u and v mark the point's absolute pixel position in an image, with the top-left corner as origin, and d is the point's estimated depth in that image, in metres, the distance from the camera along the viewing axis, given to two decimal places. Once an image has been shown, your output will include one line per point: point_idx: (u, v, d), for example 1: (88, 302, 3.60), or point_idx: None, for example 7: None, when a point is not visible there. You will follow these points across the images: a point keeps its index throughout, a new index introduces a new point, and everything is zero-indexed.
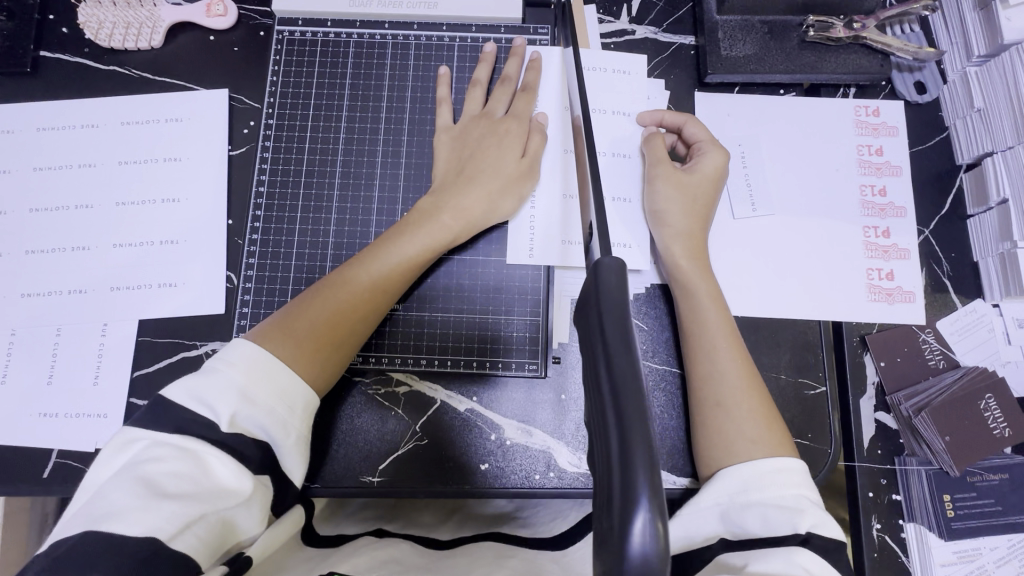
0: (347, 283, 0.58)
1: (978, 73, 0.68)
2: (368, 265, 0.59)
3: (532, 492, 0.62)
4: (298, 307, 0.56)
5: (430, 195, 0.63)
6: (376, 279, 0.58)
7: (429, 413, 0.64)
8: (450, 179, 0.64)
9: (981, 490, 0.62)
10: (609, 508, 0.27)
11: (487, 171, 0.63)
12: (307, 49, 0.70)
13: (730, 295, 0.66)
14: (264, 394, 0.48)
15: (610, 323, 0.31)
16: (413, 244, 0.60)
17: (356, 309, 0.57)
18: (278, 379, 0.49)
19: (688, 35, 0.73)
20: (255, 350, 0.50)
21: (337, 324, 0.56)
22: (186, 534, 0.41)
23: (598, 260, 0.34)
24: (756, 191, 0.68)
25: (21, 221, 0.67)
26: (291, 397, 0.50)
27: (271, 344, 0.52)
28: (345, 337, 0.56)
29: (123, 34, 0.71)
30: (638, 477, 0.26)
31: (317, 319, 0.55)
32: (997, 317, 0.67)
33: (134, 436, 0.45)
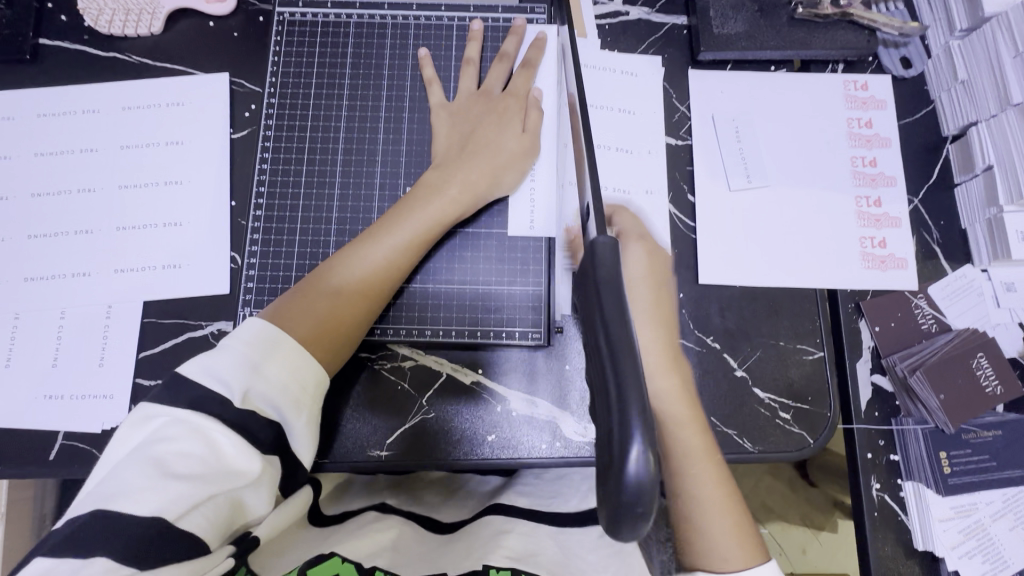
0: (361, 259, 0.59)
1: (960, 46, 0.70)
2: (380, 241, 0.60)
3: (539, 462, 0.63)
4: (317, 286, 0.57)
5: (437, 169, 0.64)
6: (385, 254, 0.59)
7: (436, 386, 0.64)
8: (453, 151, 0.65)
9: (975, 447, 0.63)
10: (609, 444, 0.28)
11: (489, 149, 0.64)
12: (307, 31, 0.71)
13: (727, 265, 0.67)
14: (272, 363, 0.49)
15: (608, 296, 0.31)
16: (420, 219, 0.61)
17: (373, 286, 0.59)
18: (291, 358, 0.50)
19: (680, 15, 0.75)
20: (273, 332, 0.51)
21: (348, 299, 0.57)
22: (193, 514, 0.42)
23: (592, 239, 0.34)
24: (752, 163, 0.70)
25: (24, 206, 0.68)
26: (303, 376, 0.51)
27: (288, 319, 0.54)
28: (363, 315, 0.58)
29: (122, 21, 0.71)
30: (632, 415, 0.28)
31: (332, 294, 0.57)
32: (986, 282, 0.68)
33: (154, 411, 0.45)
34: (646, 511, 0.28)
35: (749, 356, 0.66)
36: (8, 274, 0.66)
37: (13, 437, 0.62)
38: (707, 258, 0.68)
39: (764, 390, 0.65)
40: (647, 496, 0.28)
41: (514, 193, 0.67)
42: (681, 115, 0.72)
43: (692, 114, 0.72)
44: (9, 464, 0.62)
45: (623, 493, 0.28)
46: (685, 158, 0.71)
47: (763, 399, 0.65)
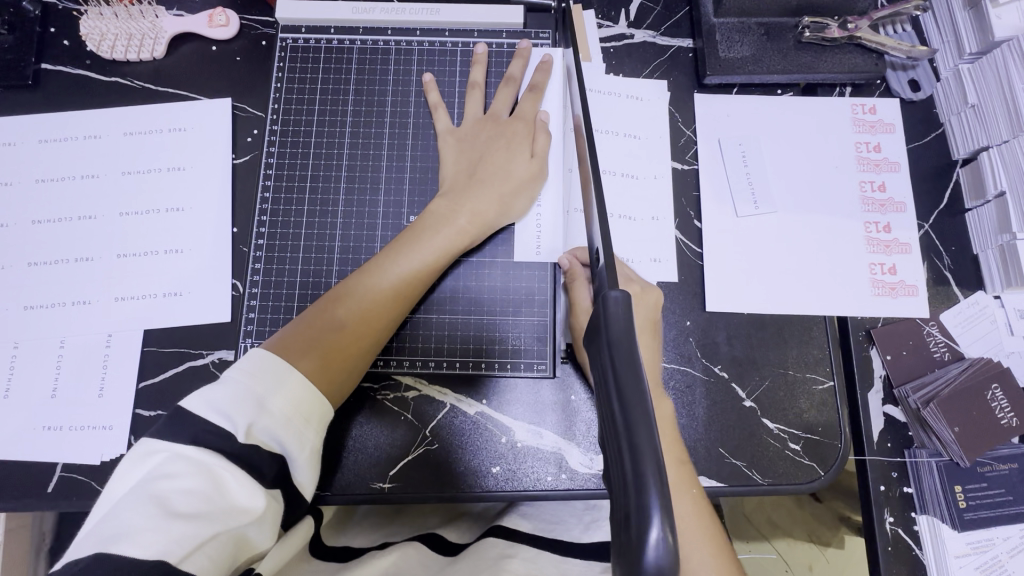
0: (366, 289, 0.58)
1: (971, 70, 0.69)
2: (386, 270, 0.59)
3: (544, 494, 0.62)
4: (321, 316, 0.56)
5: (444, 196, 0.63)
6: (393, 284, 0.59)
7: (440, 417, 0.63)
8: (459, 179, 0.64)
9: (991, 480, 0.61)
10: (628, 523, 0.28)
11: (494, 177, 0.64)
12: (311, 57, 0.71)
13: (735, 292, 0.66)
14: (277, 399, 0.48)
15: (621, 359, 0.31)
16: (427, 248, 0.60)
17: (377, 316, 0.58)
18: (296, 392, 0.49)
19: (686, 38, 0.74)
20: (277, 363, 0.50)
21: (355, 330, 0.56)
22: (198, 554, 0.41)
23: (605, 295, 0.34)
24: (759, 188, 0.69)
25: (24, 233, 0.67)
26: (308, 410, 0.50)
27: (296, 351, 0.53)
28: (367, 346, 0.57)
29: (125, 46, 0.71)
30: (650, 496, 0.27)
31: (340, 324, 0.56)
32: (999, 309, 0.67)
33: (153, 446, 0.44)
34: None
35: (758, 385, 0.65)
36: (7, 302, 0.65)
37: (10, 469, 0.61)
38: (715, 285, 0.67)
39: (773, 420, 0.64)
40: None
41: (519, 220, 0.66)
42: (688, 139, 0.71)
43: (698, 137, 0.71)
44: (6, 497, 0.61)
45: None
46: (692, 183, 0.70)
47: (773, 429, 0.63)
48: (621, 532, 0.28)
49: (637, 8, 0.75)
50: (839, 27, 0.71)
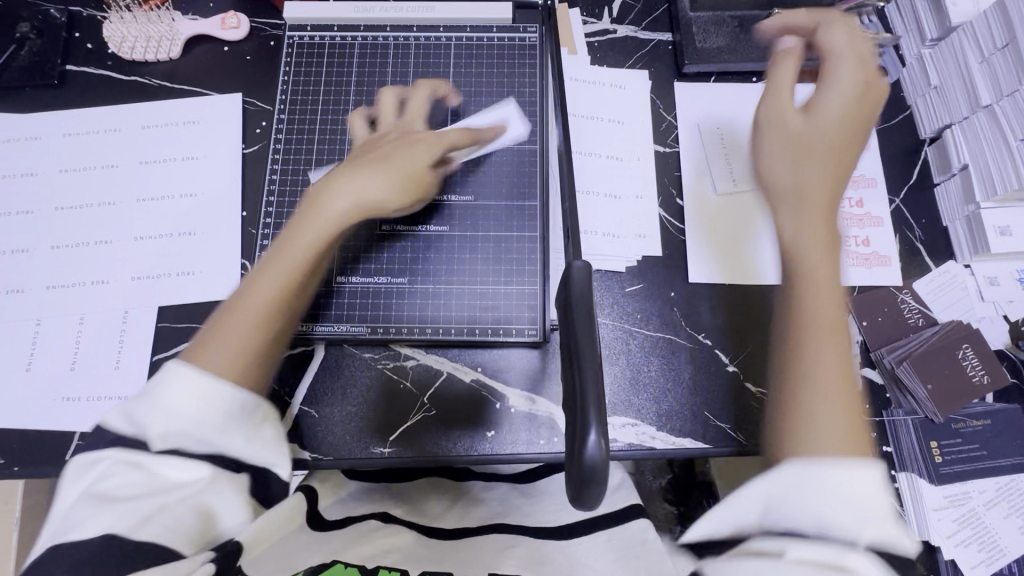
0: (266, 273, 0.55)
1: (932, 54, 0.73)
2: (287, 248, 0.56)
3: (536, 457, 0.64)
4: (228, 310, 0.54)
5: (340, 174, 0.60)
6: (302, 267, 0.56)
7: (438, 385, 0.67)
8: (365, 158, 0.61)
9: (965, 436, 0.64)
10: (573, 431, 0.38)
11: (396, 156, 0.61)
12: (316, 52, 0.76)
13: (716, 263, 0.70)
14: (185, 401, 0.47)
15: (579, 316, 0.40)
16: (319, 223, 0.57)
17: (285, 295, 0.55)
18: (206, 391, 0.48)
19: (666, 32, 0.79)
20: (189, 372, 0.48)
21: (261, 314, 0.54)
22: (151, 524, 0.44)
23: (568, 266, 0.42)
24: (736, 167, 0.73)
25: (49, 218, 0.72)
26: (221, 405, 0.48)
27: (207, 351, 0.51)
28: (277, 328, 0.55)
29: (144, 47, 0.77)
30: (589, 412, 0.37)
31: (248, 318, 0.53)
32: (969, 277, 0.70)
33: (92, 457, 0.45)
34: (601, 478, 0.37)
35: (741, 351, 0.68)
36: (30, 282, 0.69)
37: (31, 437, 0.65)
38: (697, 257, 0.70)
39: (756, 384, 0.67)
40: (600, 473, 0.37)
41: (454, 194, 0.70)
42: (669, 124, 0.76)
43: (679, 122, 0.75)
44: (28, 463, 0.64)
45: (581, 463, 0.37)
46: (673, 164, 0.74)
47: (756, 393, 0.66)
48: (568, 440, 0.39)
49: (619, 6, 0.80)
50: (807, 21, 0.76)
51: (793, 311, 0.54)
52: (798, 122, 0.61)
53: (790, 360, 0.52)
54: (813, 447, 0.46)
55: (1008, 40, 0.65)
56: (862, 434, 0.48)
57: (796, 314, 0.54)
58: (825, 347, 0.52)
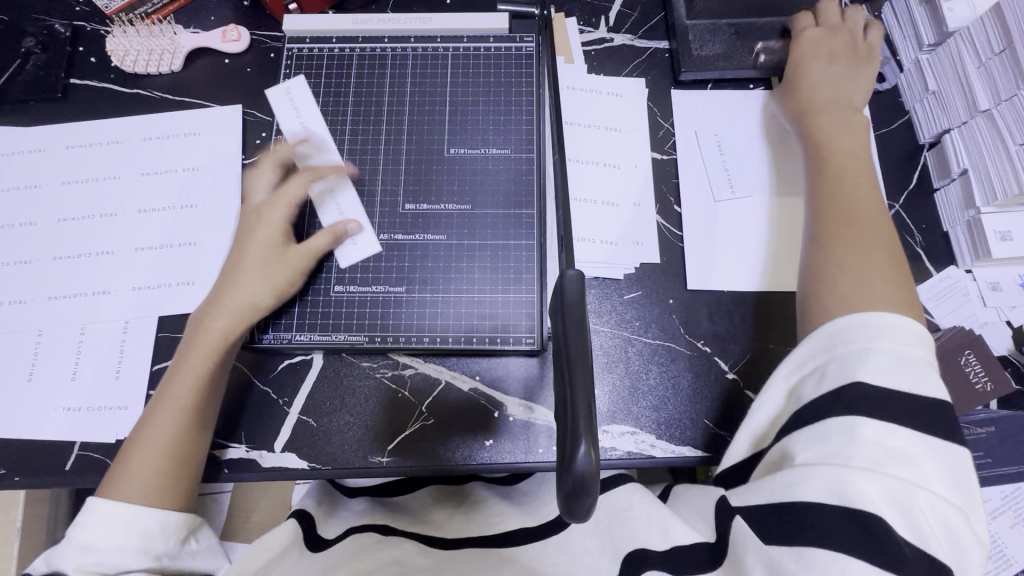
0: (163, 404, 0.60)
1: (929, 59, 0.73)
2: (175, 378, 0.60)
3: (534, 466, 0.64)
4: (135, 442, 0.58)
5: (219, 299, 0.63)
6: (189, 393, 0.60)
7: (436, 393, 0.67)
8: (230, 275, 0.65)
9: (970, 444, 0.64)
10: (563, 442, 0.37)
11: (242, 278, 0.64)
12: (314, 63, 0.77)
13: (715, 270, 0.70)
14: (109, 538, 0.54)
15: (573, 326, 0.39)
16: (194, 349, 0.61)
17: (185, 417, 0.59)
18: (122, 526, 0.54)
19: (662, 40, 0.80)
20: (106, 512, 0.55)
21: (169, 440, 0.58)
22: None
23: (562, 274, 0.42)
24: (734, 174, 0.73)
25: (51, 230, 0.72)
26: (138, 534, 0.55)
27: (125, 477, 0.57)
28: (188, 448, 0.59)
29: (146, 60, 0.78)
30: (580, 423, 0.36)
31: (157, 444, 0.58)
32: (971, 282, 0.70)
33: None
34: (591, 490, 0.36)
35: (740, 359, 0.67)
36: (32, 293, 0.70)
37: (31, 448, 0.65)
38: (695, 263, 0.70)
39: (756, 392, 0.66)
40: (591, 483, 0.36)
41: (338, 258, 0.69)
42: (666, 131, 0.76)
43: (676, 130, 0.75)
44: (28, 474, 0.64)
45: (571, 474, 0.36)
46: (671, 171, 0.74)
47: (756, 400, 0.66)
48: (559, 448, 0.37)
49: (615, 15, 0.81)
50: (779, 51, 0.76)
51: (837, 199, 0.63)
52: (809, 79, 0.71)
53: (823, 259, 0.60)
54: (862, 305, 0.54)
55: (1005, 45, 0.64)
56: (905, 295, 0.56)
57: (840, 222, 0.61)
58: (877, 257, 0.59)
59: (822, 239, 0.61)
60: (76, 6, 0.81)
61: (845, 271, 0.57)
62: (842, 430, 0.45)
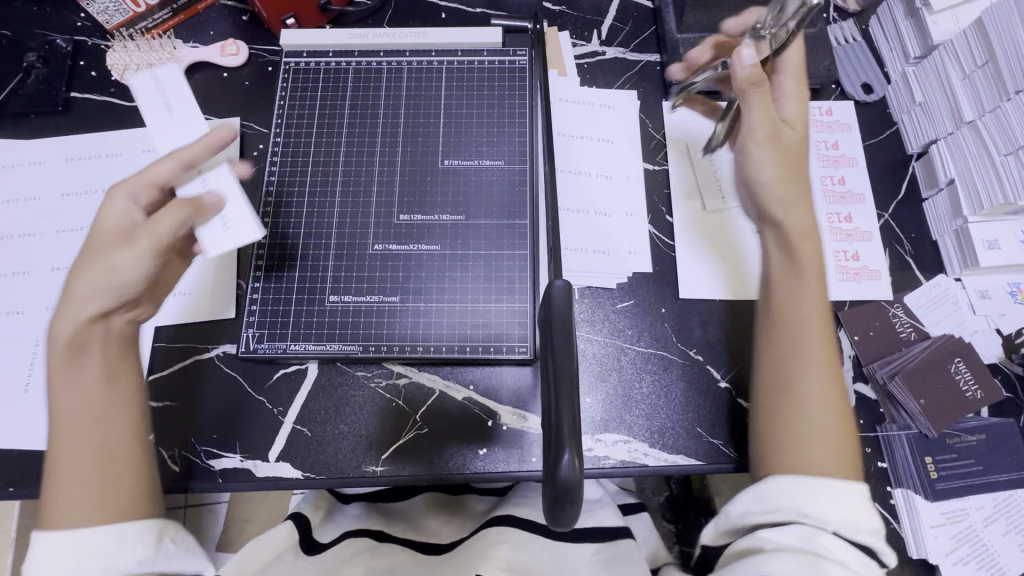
0: (60, 440, 0.53)
1: (915, 72, 0.74)
2: (60, 413, 0.53)
3: (527, 475, 0.64)
4: (50, 481, 0.53)
5: (71, 300, 0.54)
6: (66, 415, 0.54)
7: (429, 402, 0.67)
8: (83, 266, 0.55)
9: (960, 452, 0.64)
10: (548, 453, 0.37)
11: (90, 277, 0.54)
12: (311, 77, 0.78)
13: (706, 279, 0.71)
14: (68, 561, 0.50)
15: (559, 337, 0.40)
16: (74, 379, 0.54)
17: (89, 452, 0.53)
18: (72, 553, 0.50)
19: (653, 53, 0.81)
20: (49, 544, 0.50)
21: (82, 473, 0.52)
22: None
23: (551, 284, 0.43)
24: (724, 184, 0.74)
25: (49, 241, 0.73)
26: (99, 548, 0.50)
27: (53, 510, 0.52)
28: (110, 473, 0.53)
29: (145, 74, 0.79)
30: (564, 435, 0.37)
31: (71, 470, 0.52)
32: (960, 290, 0.70)
33: None
34: (575, 497, 0.36)
35: (733, 367, 0.68)
36: (30, 304, 0.71)
37: (26, 458, 0.65)
38: (686, 272, 0.71)
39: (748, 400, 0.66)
40: (576, 491, 0.36)
41: (201, 242, 0.57)
42: (657, 142, 0.77)
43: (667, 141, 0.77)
44: (22, 484, 0.64)
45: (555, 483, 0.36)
46: (663, 182, 0.75)
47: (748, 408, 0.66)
48: (544, 458, 0.38)
49: (607, 29, 0.82)
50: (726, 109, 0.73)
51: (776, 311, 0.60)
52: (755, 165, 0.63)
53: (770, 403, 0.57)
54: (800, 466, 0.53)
55: (987, 58, 0.67)
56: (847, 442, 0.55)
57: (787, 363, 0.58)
58: (826, 387, 0.56)
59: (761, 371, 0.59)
60: (77, 22, 0.83)
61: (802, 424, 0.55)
62: (801, 533, 0.49)
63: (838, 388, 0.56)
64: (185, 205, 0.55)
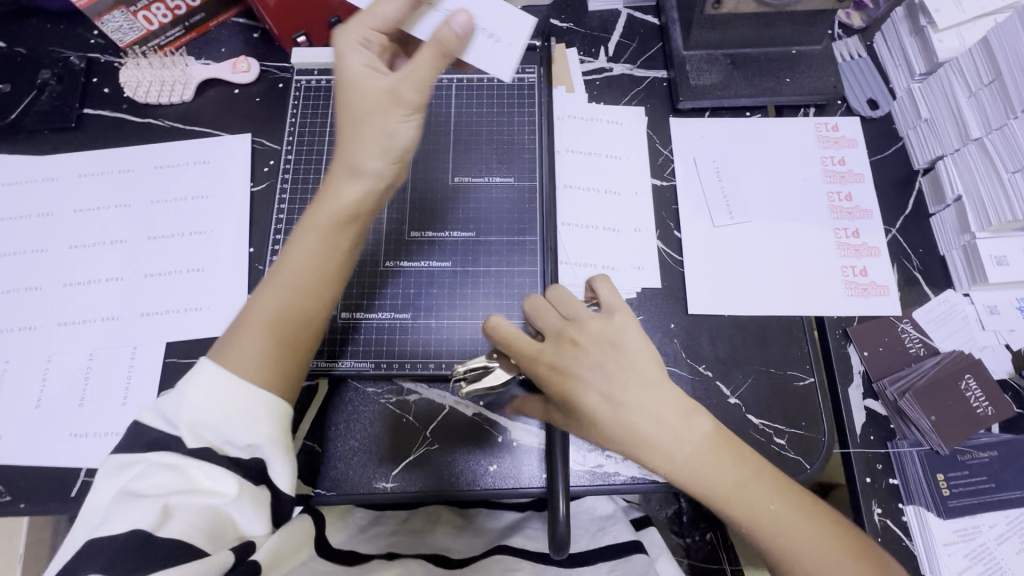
0: (269, 290, 0.56)
1: (921, 88, 0.75)
2: (290, 265, 0.56)
3: (538, 491, 0.64)
4: (243, 316, 0.55)
5: (345, 161, 0.57)
6: (307, 273, 0.56)
7: (440, 418, 0.67)
8: (350, 136, 0.57)
9: (972, 468, 0.64)
10: (553, 524, 0.54)
11: (365, 134, 0.56)
12: (322, 94, 0.79)
13: (715, 294, 0.71)
14: (232, 421, 0.51)
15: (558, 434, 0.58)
16: (312, 235, 0.56)
17: (293, 310, 0.55)
18: (235, 408, 0.51)
19: (660, 69, 0.82)
20: (217, 376, 0.52)
21: (285, 322, 0.55)
22: (175, 522, 0.46)
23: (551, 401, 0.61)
24: (732, 200, 0.74)
25: (62, 257, 0.74)
26: (255, 420, 0.52)
27: (229, 347, 0.54)
28: (297, 334, 0.55)
29: (158, 91, 0.80)
30: (559, 504, 0.54)
31: (273, 315, 0.55)
32: (969, 306, 0.71)
33: (131, 460, 0.49)
34: (564, 543, 0.53)
35: (742, 383, 0.68)
36: (43, 319, 0.71)
37: (38, 475, 0.65)
38: (696, 288, 0.71)
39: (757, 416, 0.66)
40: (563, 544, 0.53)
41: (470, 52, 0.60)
42: (665, 158, 0.77)
43: (675, 156, 0.77)
44: (33, 502, 0.64)
45: (556, 535, 0.53)
46: (671, 197, 0.76)
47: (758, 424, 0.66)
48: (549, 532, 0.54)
49: (614, 45, 0.83)
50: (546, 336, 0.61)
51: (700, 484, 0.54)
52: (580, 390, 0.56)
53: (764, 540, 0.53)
54: None
55: (994, 76, 0.66)
56: (839, 537, 0.52)
57: (736, 515, 0.53)
58: (799, 523, 0.53)
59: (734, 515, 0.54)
60: (91, 39, 0.84)
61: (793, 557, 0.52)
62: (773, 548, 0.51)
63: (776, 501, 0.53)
64: (434, 39, 0.55)
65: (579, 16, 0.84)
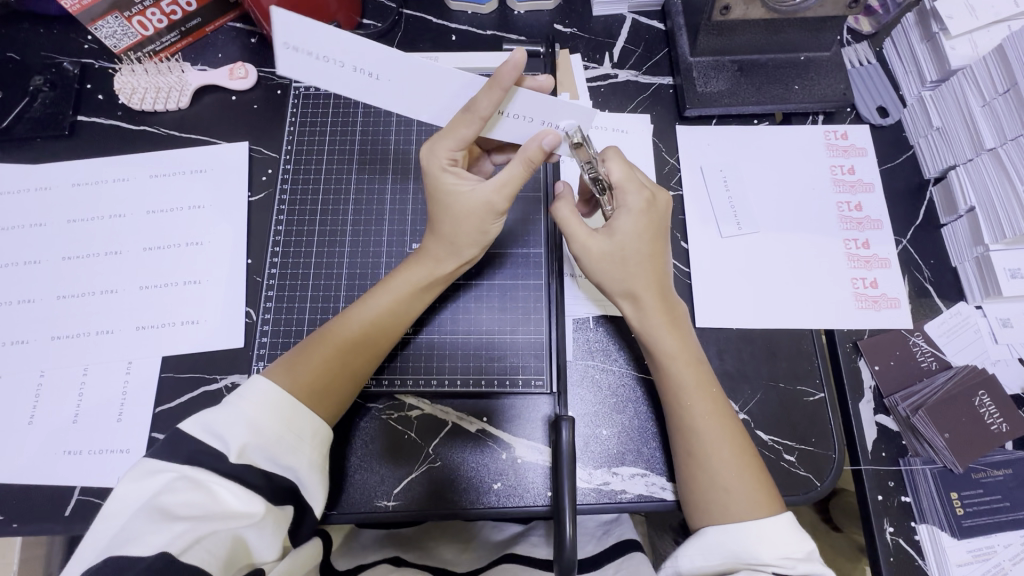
0: (353, 314, 0.61)
1: (932, 96, 0.74)
2: (374, 298, 0.62)
3: (544, 509, 0.63)
4: (317, 338, 0.59)
5: (438, 235, 0.61)
6: (388, 332, 0.61)
7: (443, 435, 0.65)
8: (437, 214, 0.60)
9: (986, 487, 0.63)
10: (562, 548, 0.52)
11: (459, 225, 0.59)
12: (321, 102, 0.78)
13: (723, 306, 0.69)
14: (288, 436, 0.52)
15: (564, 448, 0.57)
16: (400, 284, 0.62)
17: (362, 350, 0.60)
18: (295, 424, 0.53)
19: (666, 76, 0.80)
20: (272, 390, 0.53)
21: (352, 355, 0.59)
22: (197, 548, 0.45)
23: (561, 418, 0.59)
24: (740, 210, 0.73)
25: (55, 268, 0.72)
26: (297, 427, 0.53)
27: (296, 362, 0.57)
28: (353, 369, 0.59)
29: (153, 98, 0.78)
30: (564, 524, 0.53)
31: (352, 345, 0.59)
32: (982, 318, 0.69)
33: (154, 469, 0.47)
34: (570, 564, 0.51)
35: (751, 399, 0.66)
36: (36, 333, 0.69)
37: (31, 494, 0.64)
38: (703, 300, 0.70)
39: (767, 432, 0.65)
40: (569, 561, 0.51)
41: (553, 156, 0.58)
42: (672, 167, 0.76)
43: (682, 165, 0.76)
44: (26, 520, 0.63)
45: (564, 552, 0.51)
46: (678, 207, 0.74)
47: (767, 441, 0.64)
48: (556, 551, 0.52)
49: (619, 51, 0.81)
50: (593, 180, 0.60)
51: (676, 396, 0.59)
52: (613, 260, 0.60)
53: (690, 457, 0.58)
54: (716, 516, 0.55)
55: (1009, 85, 0.65)
56: (766, 492, 0.56)
57: (689, 432, 0.58)
58: (728, 467, 0.56)
59: (684, 434, 0.58)
60: (84, 44, 0.82)
61: (712, 478, 0.56)
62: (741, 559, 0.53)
63: (739, 442, 0.58)
64: (522, 154, 0.55)
65: (583, 22, 0.83)
